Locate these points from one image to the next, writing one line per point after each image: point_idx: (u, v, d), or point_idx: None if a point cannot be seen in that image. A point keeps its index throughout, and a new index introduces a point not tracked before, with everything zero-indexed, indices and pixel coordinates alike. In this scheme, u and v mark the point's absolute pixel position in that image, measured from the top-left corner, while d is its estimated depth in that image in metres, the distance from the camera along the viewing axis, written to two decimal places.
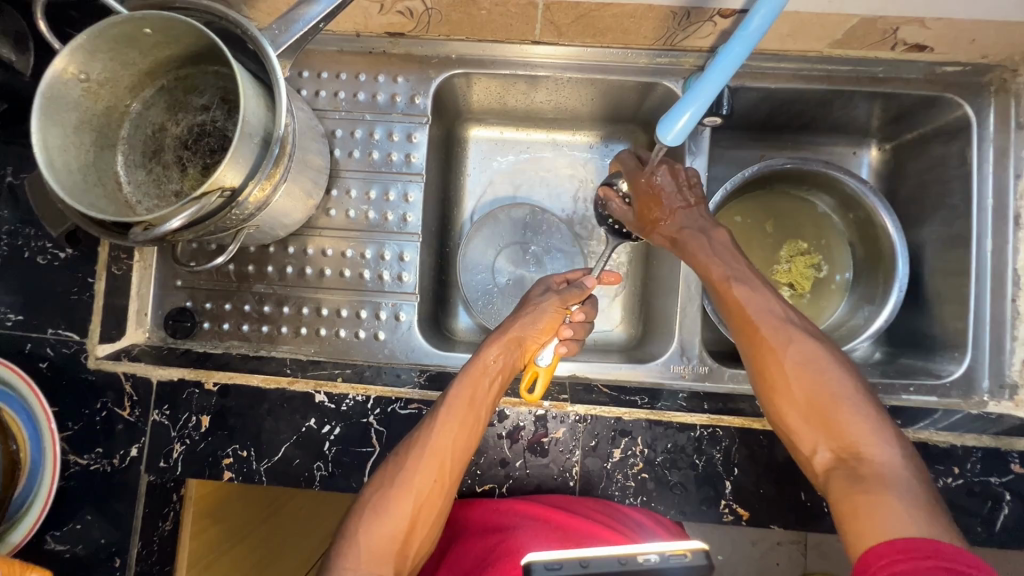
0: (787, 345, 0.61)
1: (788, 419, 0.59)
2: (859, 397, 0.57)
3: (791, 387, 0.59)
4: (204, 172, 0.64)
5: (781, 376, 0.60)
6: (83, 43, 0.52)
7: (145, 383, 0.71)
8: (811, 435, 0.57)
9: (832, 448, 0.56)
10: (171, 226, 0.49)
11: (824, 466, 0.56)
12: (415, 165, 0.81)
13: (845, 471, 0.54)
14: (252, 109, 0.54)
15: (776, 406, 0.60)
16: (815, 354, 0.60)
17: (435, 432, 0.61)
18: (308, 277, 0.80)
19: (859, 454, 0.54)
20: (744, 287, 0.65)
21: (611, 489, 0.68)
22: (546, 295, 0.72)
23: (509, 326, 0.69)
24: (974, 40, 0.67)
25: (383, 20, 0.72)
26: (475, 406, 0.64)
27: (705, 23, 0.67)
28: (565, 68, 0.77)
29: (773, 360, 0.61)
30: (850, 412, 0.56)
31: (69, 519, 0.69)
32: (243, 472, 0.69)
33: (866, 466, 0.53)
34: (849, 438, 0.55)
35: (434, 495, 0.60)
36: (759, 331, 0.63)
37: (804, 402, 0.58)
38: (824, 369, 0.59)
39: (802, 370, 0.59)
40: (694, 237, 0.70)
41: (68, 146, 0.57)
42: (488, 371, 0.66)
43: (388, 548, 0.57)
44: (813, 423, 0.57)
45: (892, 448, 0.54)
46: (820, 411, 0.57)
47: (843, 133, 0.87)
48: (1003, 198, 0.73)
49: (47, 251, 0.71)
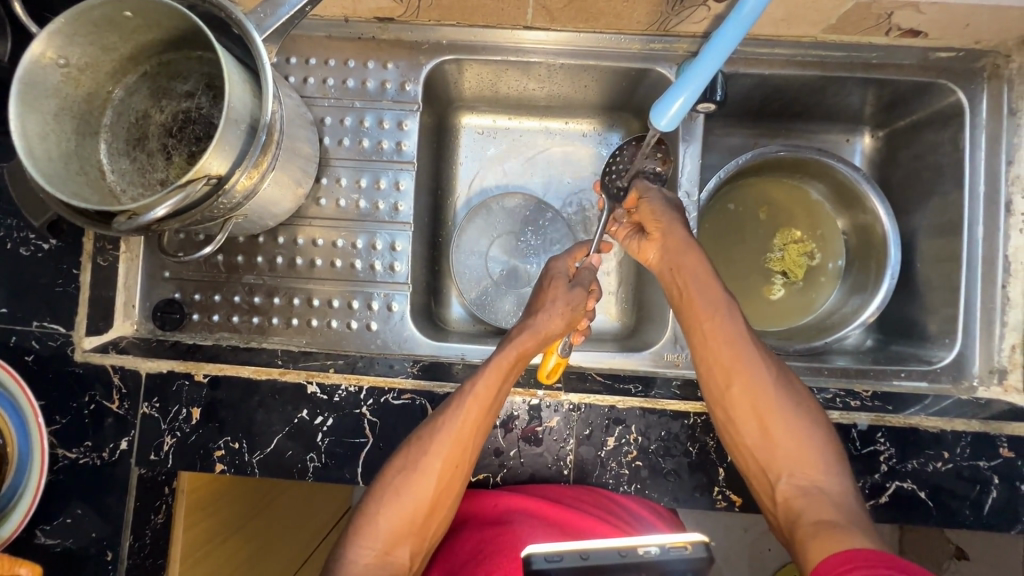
0: (762, 376, 0.62)
1: (751, 445, 0.61)
2: (824, 434, 0.60)
3: (766, 417, 0.61)
4: (189, 160, 0.63)
5: (758, 406, 0.61)
6: (61, 27, 0.51)
7: (134, 375, 0.70)
8: (775, 462, 0.60)
9: (795, 476, 0.58)
10: (155, 214, 0.48)
11: (784, 493, 0.58)
12: (406, 153, 0.79)
13: (807, 501, 0.56)
14: (237, 95, 0.53)
15: (740, 429, 0.62)
16: (783, 389, 0.62)
17: (456, 419, 0.61)
18: (299, 268, 0.79)
19: (819, 483, 0.57)
20: (722, 316, 0.64)
21: (605, 477, 0.68)
22: (573, 286, 0.69)
23: (541, 323, 0.66)
24: (968, 25, 0.67)
25: (371, 4, 0.72)
26: (497, 395, 0.63)
27: (699, 7, 0.66)
28: (558, 54, 0.76)
29: (749, 390, 0.62)
30: (814, 444, 0.59)
31: (59, 513, 0.68)
32: (235, 464, 0.68)
33: (824, 494, 0.56)
34: (811, 467, 0.58)
35: (454, 480, 0.61)
36: (732, 357, 0.63)
37: (771, 429, 0.60)
38: (791, 403, 0.61)
39: (774, 398, 0.61)
40: (684, 246, 0.67)
41: (48, 134, 0.55)
42: (518, 360, 0.65)
43: (397, 535, 0.59)
44: (783, 450, 0.59)
45: (847, 481, 0.57)
46: (788, 441, 0.60)
47: (838, 121, 0.86)
48: (995, 183, 0.73)
49: (30, 242, 0.70)
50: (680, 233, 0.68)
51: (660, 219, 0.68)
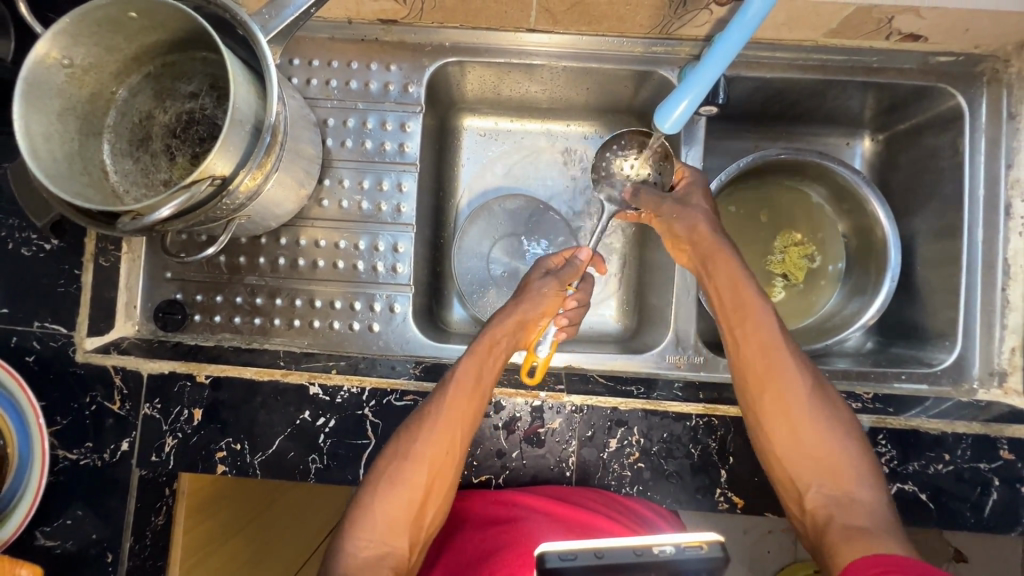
0: (798, 384, 0.61)
1: (780, 452, 0.60)
2: (857, 444, 0.59)
3: (798, 426, 0.60)
4: (193, 161, 0.63)
5: (791, 414, 0.60)
6: (66, 27, 0.51)
7: (135, 376, 0.70)
8: (804, 469, 0.59)
9: (825, 486, 0.57)
10: (159, 214, 0.49)
11: (814, 502, 0.57)
12: (409, 154, 0.79)
13: (838, 509, 0.56)
14: (242, 95, 0.53)
15: (772, 437, 0.61)
16: (818, 397, 0.61)
17: (445, 403, 0.62)
18: (301, 269, 0.79)
19: (852, 495, 0.56)
20: (758, 321, 0.63)
21: (608, 479, 0.68)
22: (545, 278, 0.73)
23: (513, 309, 0.71)
24: (968, 30, 0.68)
25: (375, 6, 0.72)
26: (482, 382, 0.65)
27: (701, 10, 0.67)
28: (561, 57, 0.76)
29: (784, 398, 0.61)
30: (846, 454, 0.58)
31: (59, 514, 0.68)
32: (237, 465, 0.68)
33: (856, 504, 0.56)
34: (843, 479, 0.57)
35: (446, 469, 0.61)
36: (767, 365, 0.62)
37: (801, 436, 0.59)
38: (825, 411, 0.60)
39: (808, 407, 0.60)
40: (715, 249, 0.67)
41: (52, 134, 0.55)
42: (495, 349, 0.68)
43: (394, 525, 0.58)
44: (813, 458, 0.58)
45: (880, 492, 0.57)
46: (819, 450, 0.59)
47: (838, 124, 0.87)
48: (994, 187, 0.73)
49: (32, 242, 0.70)
50: (714, 237, 0.68)
51: (694, 227, 0.68)
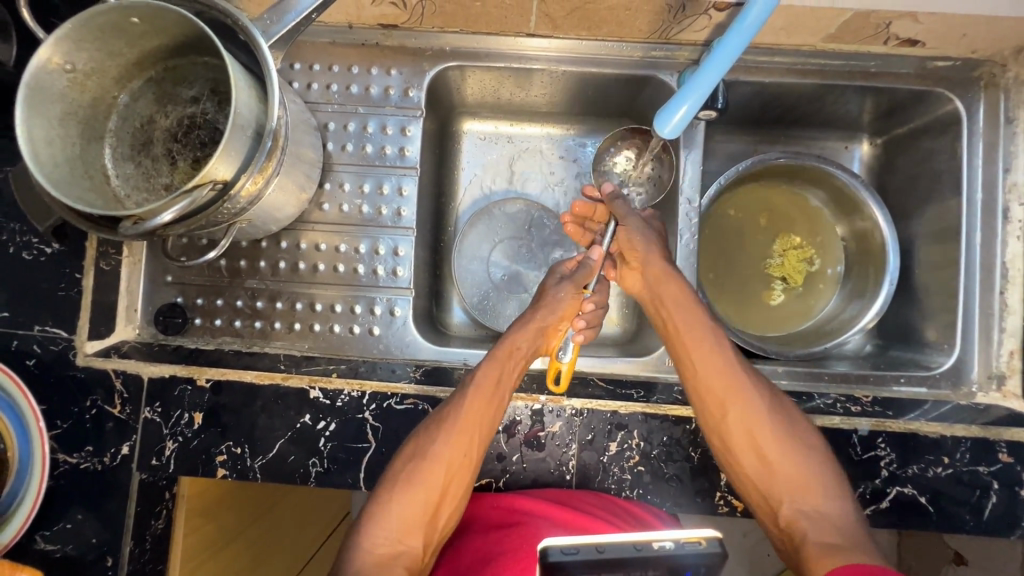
0: (756, 402, 0.63)
1: (751, 475, 0.62)
2: (822, 458, 0.61)
3: (762, 443, 0.61)
4: (194, 166, 0.63)
5: (753, 431, 0.62)
6: (68, 32, 0.51)
7: (136, 380, 0.70)
8: (776, 489, 0.60)
9: (797, 501, 0.59)
10: (161, 219, 0.49)
11: (787, 517, 0.59)
12: (409, 158, 0.80)
13: (811, 525, 0.57)
14: (243, 100, 0.53)
15: (738, 456, 0.62)
16: (779, 414, 0.63)
17: (464, 406, 0.63)
18: (302, 273, 0.79)
19: (821, 508, 0.58)
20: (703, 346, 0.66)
21: (608, 482, 0.69)
22: (562, 283, 0.74)
23: (530, 316, 0.72)
24: (965, 35, 0.68)
25: (376, 11, 0.72)
26: (501, 386, 0.65)
27: (700, 16, 0.67)
28: (560, 61, 0.77)
29: (744, 416, 0.63)
30: (812, 468, 0.60)
31: (59, 518, 0.68)
32: (237, 469, 0.68)
33: (828, 518, 0.57)
34: (812, 492, 0.59)
35: (464, 471, 0.62)
36: (726, 386, 0.64)
37: (768, 457, 0.61)
38: (788, 427, 0.62)
39: (768, 425, 0.62)
40: (665, 274, 0.70)
41: (54, 138, 0.55)
42: (514, 354, 0.68)
43: (409, 524, 0.59)
44: (783, 477, 0.60)
45: (848, 502, 0.58)
46: (787, 466, 0.60)
47: (836, 128, 0.87)
48: (992, 191, 0.74)
49: (32, 246, 0.70)
50: (664, 263, 0.71)
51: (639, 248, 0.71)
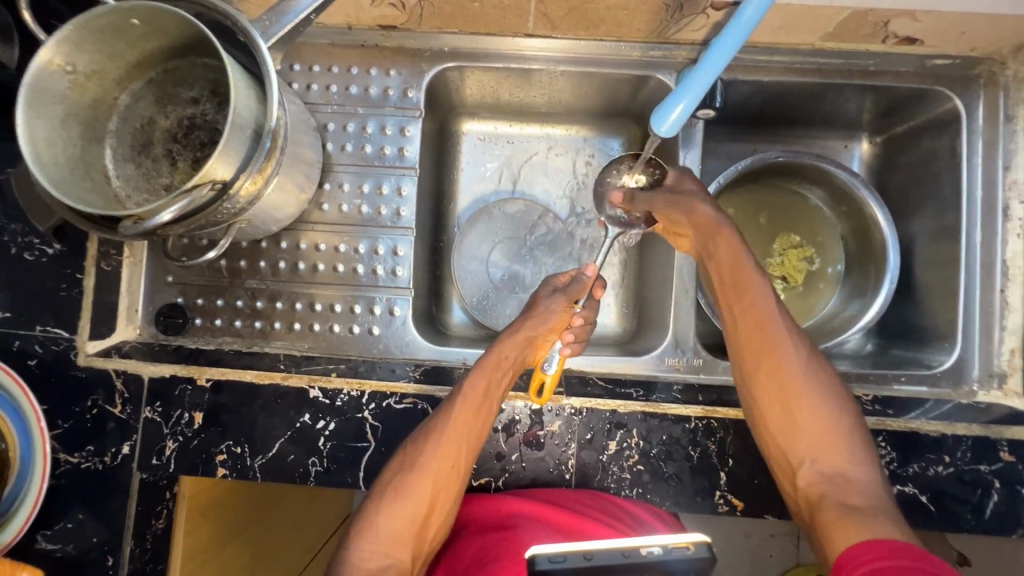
0: (791, 362, 0.62)
1: (776, 431, 0.61)
2: (854, 425, 0.59)
3: (790, 405, 0.60)
4: (194, 166, 0.64)
5: (784, 391, 0.61)
6: (70, 34, 0.52)
7: (136, 380, 0.70)
8: (798, 449, 0.59)
9: (821, 465, 0.58)
10: (160, 219, 0.49)
11: (808, 481, 0.58)
12: (408, 159, 0.80)
13: (832, 488, 0.56)
14: (243, 101, 0.54)
15: (766, 418, 0.62)
16: (815, 375, 0.61)
17: (450, 419, 0.63)
18: (302, 273, 0.79)
19: (846, 473, 0.56)
20: (747, 301, 0.64)
21: (607, 481, 0.68)
22: (554, 296, 0.73)
23: (520, 324, 0.71)
24: (964, 33, 0.68)
25: (375, 12, 0.72)
26: (488, 398, 0.65)
27: (698, 15, 0.67)
28: (559, 61, 0.77)
29: (777, 375, 0.62)
30: (840, 434, 0.58)
31: (60, 517, 0.68)
32: (236, 468, 0.68)
33: (849, 483, 0.56)
34: (837, 458, 0.57)
35: (452, 480, 0.62)
36: (762, 344, 0.63)
37: (796, 414, 0.60)
38: (823, 389, 0.61)
39: (803, 385, 0.61)
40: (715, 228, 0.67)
41: (55, 140, 0.56)
42: (502, 364, 0.67)
43: (398, 534, 0.59)
44: (807, 437, 0.59)
45: (875, 471, 0.57)
46: (814, 430, 0.59)
47: (835, 127, 0.87)
48: (992, 189, 0.74)
49: (34, 246, 0.71)
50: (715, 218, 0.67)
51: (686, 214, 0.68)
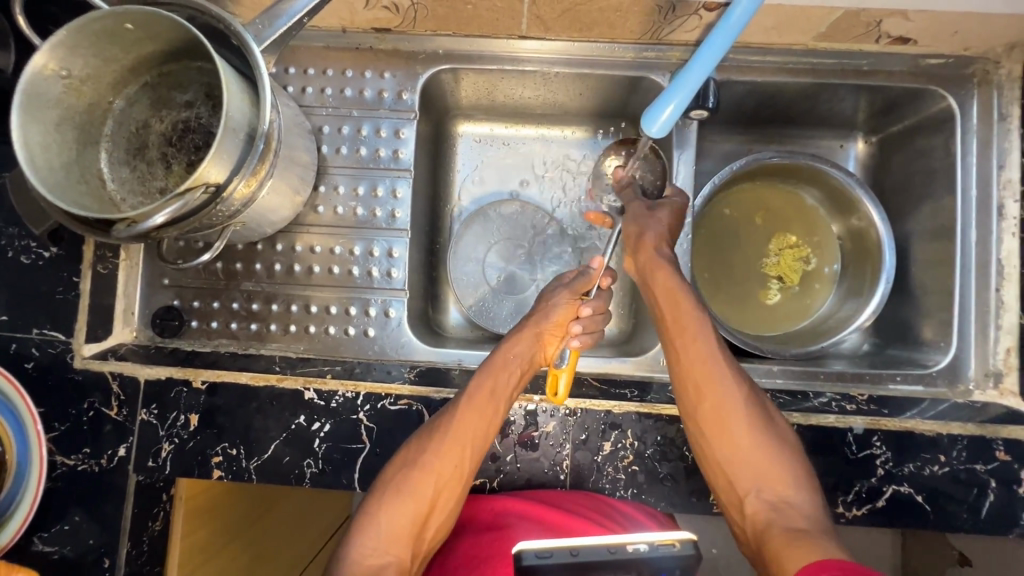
0: (734, 391, 0.62)
1: (721, 460, 0.61)
2: (794, 452, 0.60)
3: (735, 433, 0.61)
4: (189, 169, 0.64)
5: (728, 420, 0.61)
6: (63, 38, 0.52)
7: (132, 382, 0.71)
8: (743, 476, 0.59)
9: (765, 491, 0.58)
10: (153, 221, 0.49)
11: (753, 506, 0.58)
12: (403, 160, 0.80)
13: (776, 514, 0.56)
14: (236, 104, 0.54)
15: (711, 445, 0.61)
16: (755, 403, 0.62)
17: (457, 417, 0.63)
18: (297, 275, 0.80)
19: (790, 500, 0.57)
20: (682, 332, 0.65)
21: (602, 482, 0.68)
22: (557, 290, 0.73)
23: (525, 324, 0.71)
24: (957, 33, 0.68)
25: (369, 15, 0.73)
26: (495, 397, 0.65)
27: (690, 16, 0.67)
28: (552, 63, 0.77)
29: (719, 404, 0.62)
30: (783, 461, 0.59)
31: (57, 520, 0.68)
32: (232, 470, 0.69)
33: (793, 509, 0.56)
34: (781, 484, 0.58)
35: (455, 481, 0.62)
36: (706, 372, 0.63)
37: (740, 443, 0.60)
38: (762, 418, 0.61)
39: (745, 413, 0.61)
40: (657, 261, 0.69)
41: (50, 144, 0.56)
42: (508, 365, 0.67)
43: (397, 534, 0.59)
44: (752, 465, 0.59)
45: (816, 498, 0.57)
46: (759, 457, 0.59)
47: (830, 127, 0.87)
48: (987, 188, 0.73)
49: (31, 250, 0.71)
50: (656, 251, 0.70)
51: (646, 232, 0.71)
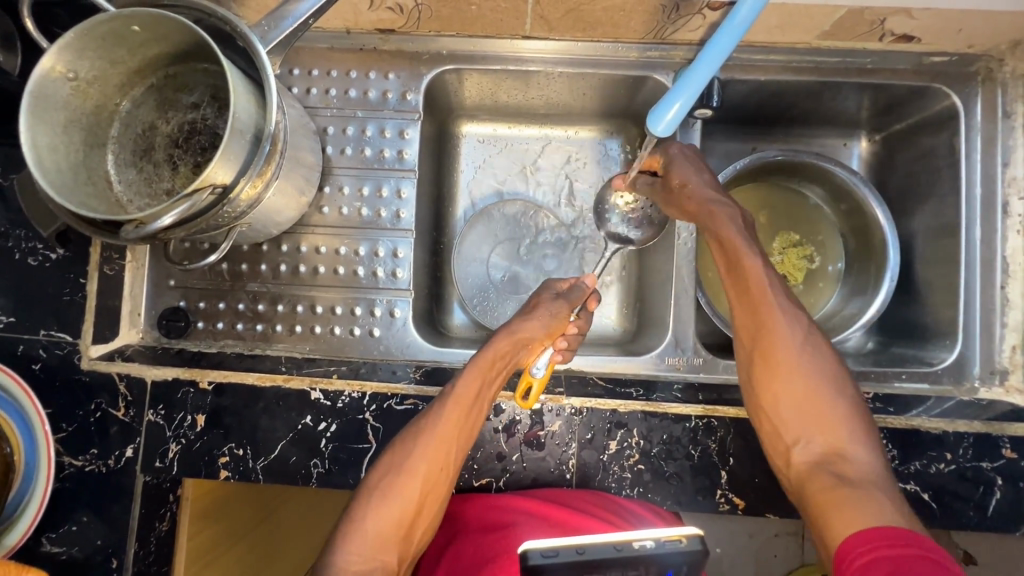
0: (793, 338, 0.61)
1: (772, 409, 0.60)
2: (852, 402, 0.59)
3: (790, 381, 0.59)
4: (195, 170, 0.65)
5: (784, 367, 0.60)
6: (71, 41, 0.52)
7: (139, 383, 0.71)
8: (791, 425, 0.59)
9: (816, 441, 0.57)
10: (161, 222, 0.50)
11: (801, 456, 0.57)
12: (407, 161, 0.80)
13: (826, 466, 0.55)
14: (242, 105, 0.54)
15: (762, 393, 0.61)
16: (815, 349, 0.61)
17: (441, 420, 0.62)
18: (302, 276, 0.80)
19: (843, 451, 0.56)
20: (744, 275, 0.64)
21: (608, 481, 0.69)
22: (557, 301, 0.73)
23: (515, 325, 0.69)
24: (960, 31, 0.68)
25: (373, 16, 0.73)
26: (478, 401, 0.64)
27: (694, 15, 0.67)
28: (556, 63, 0.77)
29: (777, 351, 0.61)
30: (839, 412, 0.58)
31: (65, 520, 0.68)
32: (239, 470, 0.69)
33: (845, 462, 0.55)
34: (835, 435, 0.57)
35: (439, 484, 0.62)
36: (763, 318, 0.62)
37: (795, 391, 0.59)
38: (822, 366, 0.60)
39: (803, 361, 0.60)
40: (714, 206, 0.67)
41: (58, 145, 0.56)
42: (496, 366, 0.66)
43: (384, 538, 0.59)
44: (801, 414, 0.58)
45: (874, 450, 0.56)
46: (814, 408, 0.58)
47: (833, 125, 0.87)
48: (991, 185, 0.74)
49: (38, 252, 0.72)
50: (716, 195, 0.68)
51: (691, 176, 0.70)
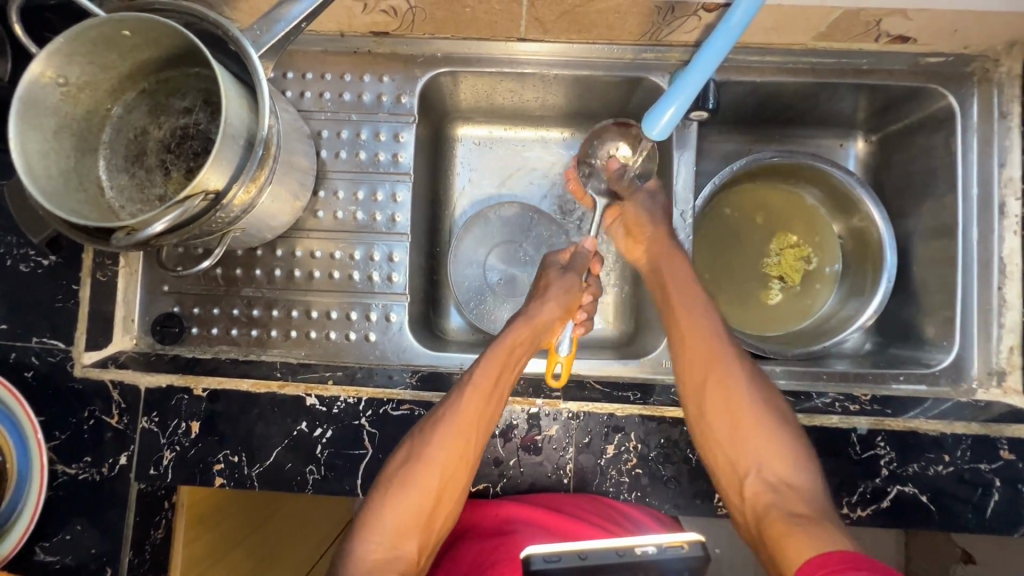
0: (736, 374, 0.64)
1: (722, 440, 0.62)
2: (793, 432, 0.61)
3: (737, 413, 0.62)
4: (188, 175, 0.64)
5: (729, 401, 0.63)
6: (60, 47, 0.52)
7: (133, 390, 0.70)
8: (742, 457, 0.61)
9: (764, 471, 0.59)
10: (152, 230, 0.49)
11: (752, 487, 0.59)
12: (402, 164, 0.80)
13: (776, 496, 0.57)
14: (235, 110, 0.54)
15: (710, 424, 0.63)
16: (756, 382, 0.64)
17: (461, 407, 0.62)
18: (297, 280, 0.79)
19: (788, 480, 0.58)
20: (687, 315, 0.68)
21: (606, 485, 0.68)
22: (566, 274, 0.75)
23: (533, 310, 0.71)
24: (956, 31, 0.68)
25: (367, 19, 0.72)
26: (500, 385, 0.65)
27: (689, 17, 0.67)
28: (550, 65, 0.77)
29: (725, 385, 0.64)
30: (784, 442, 0.60)
31: (59, 529, 0.68)
32: (234, 477, 0.68)
33: (793, 491, 0.57)
34: (782, 464, 0.59)
35: (460, 472, 0.62)
36: (709, 354, 0.65)
37: (740, 423, 0.62)
38: (763, 397, 0.63)
39: (747, 394, 0.63)
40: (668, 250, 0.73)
41: (49, 152, 0.56)
42: (515, 351, 0.68)
43: (405, 527, 0.59)
44: (750, 445, 0.61)
45: (815, 477, 0.59)
46: (762, 439, 0.61)
47: (830, 125, 0.87)
48: (988, 186, 0.73)
49: (30, 258, 0.71)
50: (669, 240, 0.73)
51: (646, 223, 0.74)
